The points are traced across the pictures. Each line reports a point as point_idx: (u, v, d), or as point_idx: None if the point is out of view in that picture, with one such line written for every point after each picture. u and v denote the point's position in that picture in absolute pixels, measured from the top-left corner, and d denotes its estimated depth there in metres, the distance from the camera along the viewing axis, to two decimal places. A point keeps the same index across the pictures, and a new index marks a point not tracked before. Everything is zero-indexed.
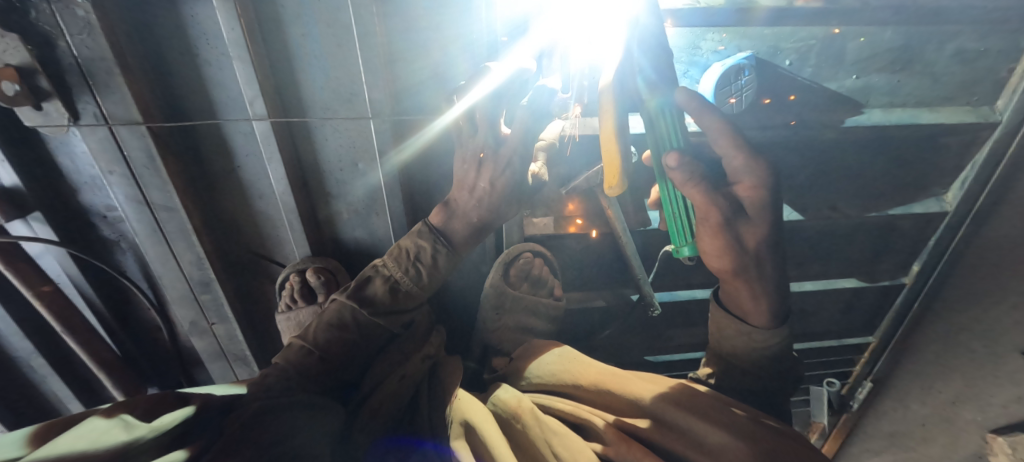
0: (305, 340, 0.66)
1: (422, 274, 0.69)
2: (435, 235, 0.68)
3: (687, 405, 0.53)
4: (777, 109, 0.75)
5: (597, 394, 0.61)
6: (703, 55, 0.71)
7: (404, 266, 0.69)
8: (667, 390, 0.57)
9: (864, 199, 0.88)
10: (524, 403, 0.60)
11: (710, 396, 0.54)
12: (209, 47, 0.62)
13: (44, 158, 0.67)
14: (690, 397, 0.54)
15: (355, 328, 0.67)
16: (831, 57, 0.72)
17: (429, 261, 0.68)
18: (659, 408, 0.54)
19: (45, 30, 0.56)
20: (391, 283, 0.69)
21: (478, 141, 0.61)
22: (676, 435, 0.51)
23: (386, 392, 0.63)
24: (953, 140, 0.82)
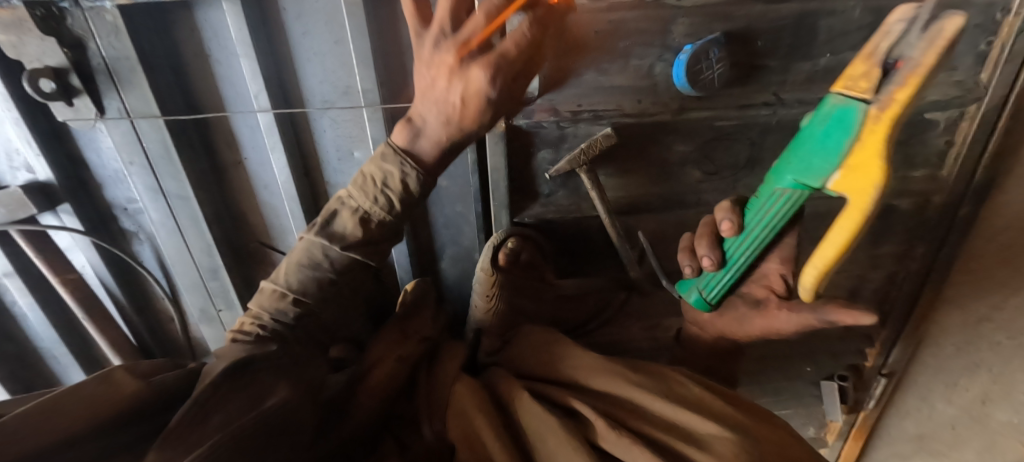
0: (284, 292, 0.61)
1: (394, 202, 0.59)
2: (400, 156, 0.57)
3: (680, 402, 0.55)
4: (755, 88, 0.76)
5: (585, 382, 0.62)
6: (676, 38, 0.72)
7: (372, 195, 0.59)
8: (660, 387, 0.58)
9: None
10: (514, 389, 0.63)
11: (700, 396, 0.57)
12: (219, 47, 0.69)
13: (72, 151, 0.75)
14: (683, 397, 0.57)
15: (328, 267, 0.61)
16: (805, 35, 0.73)
17: (397, 187, 0.58)
18: (654, 402, 0.56)
19: (77, 34, 0.64)
20: (362, 212, 0.60)
21: (452, 46, 0.49)
22: (667, 425, 0.53)
23: (383, 372, 0.64)
24: (941, 116, 0.81)
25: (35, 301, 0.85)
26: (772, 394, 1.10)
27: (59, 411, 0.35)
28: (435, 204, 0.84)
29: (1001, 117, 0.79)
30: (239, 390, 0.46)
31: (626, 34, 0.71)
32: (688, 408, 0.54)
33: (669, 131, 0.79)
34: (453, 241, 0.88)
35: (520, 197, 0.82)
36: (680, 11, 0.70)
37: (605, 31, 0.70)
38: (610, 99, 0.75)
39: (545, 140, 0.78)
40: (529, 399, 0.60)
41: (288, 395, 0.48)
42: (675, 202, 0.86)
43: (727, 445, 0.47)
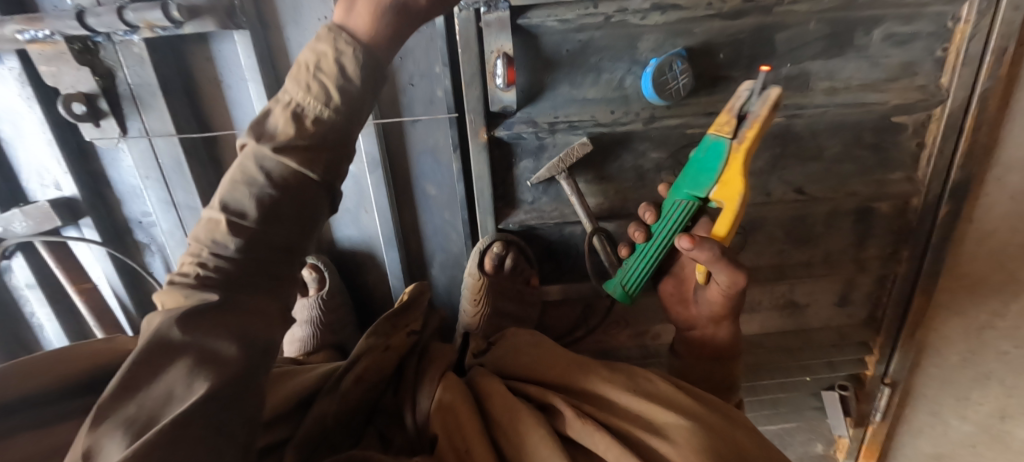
0: (210, 239, 0.50)
1: (331, 90, 0.53)
2: (335, 30, 0.53)
3: (647, 394, 0.57)
4: (721, 97, 0.81)
5: (561, 377, 0.64)
6: (643, 54, 0.79)
7: (304, 85, 0.53)
8: (630, 381, 0.60)
9: (834, 182, 0.87)
10: (492, 383, 0.64)
11: (668, 387, 0.58)
12: (230, 73, 0.78)
13: (96, 169, 0.84)
14: (651, 388, 0.58)
15: (266, 181, 0.51)
16: (763, 47, 0.79)
17: (332, 67, 0.53)
18: (622, 395, 0.57)
19: (108, 65, 0.74)
20: (296, 109, 0.54)
21: None
22: (632, 415, 0.55)
23: (373, 360, 0.67)
24: (908, 119, 0.84)
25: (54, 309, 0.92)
26: (770, 406, 1.09)
27: (35, 374, 0.44)
28: (424, 213, 0.89)
29: (968, 118, 0.81)
30: (205, 338, 0.43)
31: (594, 51, 0.77)
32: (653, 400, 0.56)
33: (642, 138, 0.83)
34: (442, 249, 0.92)
35: (503, 205, 0.86)
36: (643, 29, 0.76)
37: (575, 50, 0.77)
38: (584, 110, 0.81)
39: (524, 152, 0.83)
40: (505, 394, 0.61)
41: (224, 349, 0.43)
42: (653, 207, 0.89)
43: (684, 434, 0.49)
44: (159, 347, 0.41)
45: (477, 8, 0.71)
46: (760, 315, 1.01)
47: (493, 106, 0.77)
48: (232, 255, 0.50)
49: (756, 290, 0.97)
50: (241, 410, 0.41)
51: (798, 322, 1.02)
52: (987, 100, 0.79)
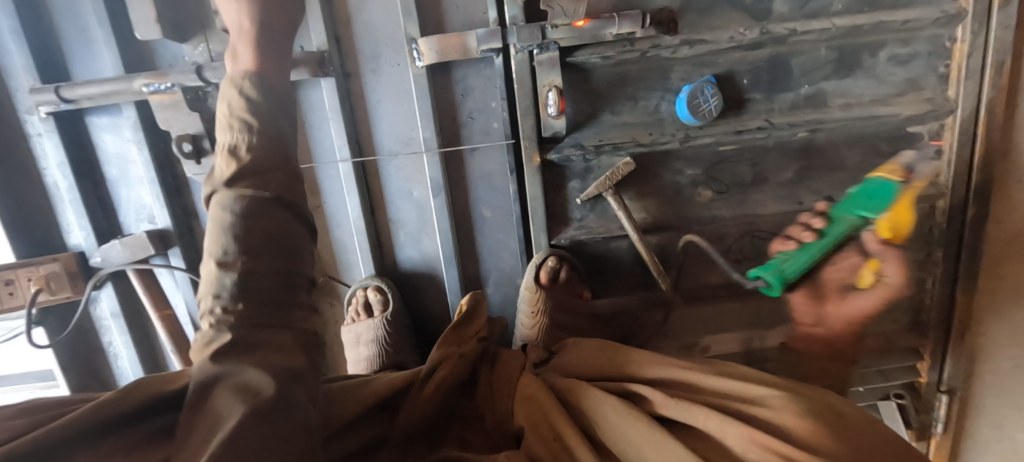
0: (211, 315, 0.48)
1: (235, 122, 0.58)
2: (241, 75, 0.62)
3: (731, 374, 0.53)
4: (748, 116, 0.90)
5: (636, 369, 0.59)
6: (675, 83, 0.89)
7: (224, 124, 0.59)
8: (708, 367, 0.56)
9: (858, 188, 0.95)
10: (564, 379, 0.60)
11: (749, 370, 0.55)
12: (314, 114, 0.89)
13: (188, 204, 0.95)
14: (732, 370, 0.55)
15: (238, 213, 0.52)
16: (781, 71, 0.89)
17: (241, 101, 0.60)
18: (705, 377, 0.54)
19: (213, 110, 0.85)
20: (228, 147, 0.57)
21: None
22: (721, 393, 0.51)
23: (450, 369, 0.60)
24: (921, 129, 0.92)
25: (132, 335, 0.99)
26: None
27: (119, 401, 0.40)
28: (480, 233, 0.96)
29: (977, 125, 0.89)
30: (241, 368, 0.43)
31: (632, 81, 0.88)
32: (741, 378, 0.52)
33: (678, 156, 0.92)
34: (496, 267, 0.98)
35: (554, 222, 0.93)
36: (673, 61, 0.87)
37: (615, 81, 0.88)
38: (625, 133, 0.89)
39: (572, 173, 0.91)
40: (582, 384, 0.57)
41: (257, 376, 0.42)
42: (693, 219, 0.95)
43: (783, 398, 0.46)
44: (204, 384, 0.42)
45: (530, 50, 0.83)
46: (805, 324, 1.03)
47: (545, 132, 0.87)
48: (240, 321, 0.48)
49: (797, 296, 1.02)
50: (297, 421, 0.41)
51: None
52: (993, 107, 0.87)
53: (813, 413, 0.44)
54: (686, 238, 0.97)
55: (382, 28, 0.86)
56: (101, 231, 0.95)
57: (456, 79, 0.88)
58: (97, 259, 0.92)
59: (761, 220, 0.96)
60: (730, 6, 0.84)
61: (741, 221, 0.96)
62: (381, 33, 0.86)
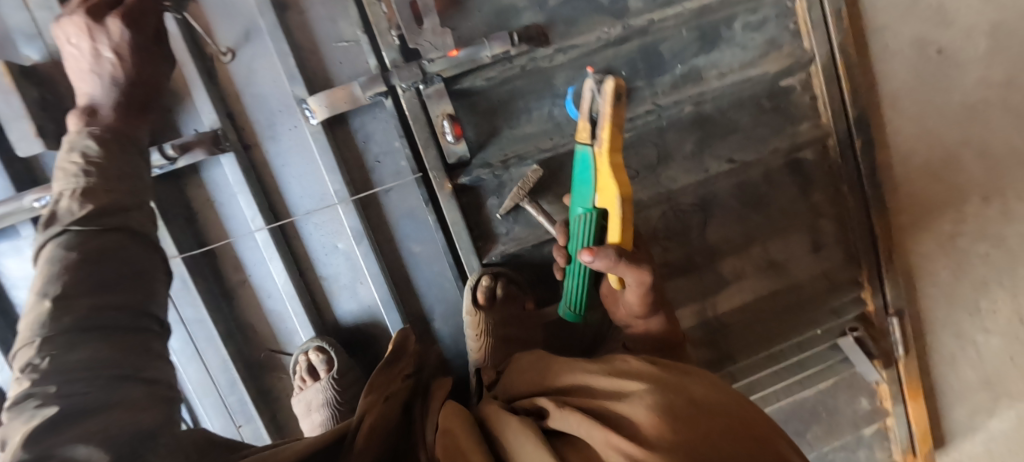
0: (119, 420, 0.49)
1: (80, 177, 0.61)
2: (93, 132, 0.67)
3: (620, 374, 0.56)
4: (636, 103, 0.95)
5: (553, 383, 0.63)
6: (561, 87, 0.94)
7: (66, 179, 0.61)
8: (608, 369, 0.59)
9: (756, 146, 1.00)
10: (490, 406, 0.64)
11: (641, 365, 0.57)
12: (221, 191, 0.89)
13: None
14: (626, 367, 0.58)
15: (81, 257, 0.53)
16: (654, 58, 0.95)
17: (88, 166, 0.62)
18: (600, 380, 0.57)
19: None
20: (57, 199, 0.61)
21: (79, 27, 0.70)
22: (607, 394, 0.54)
23: (376, 416, 0.57)
24: (793, 81, 0.99)
25: None
26: (801, 371, 1.05)
27: None
28: (414, 269, 0.96)
29: (838, 67, 0.97)
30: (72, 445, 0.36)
31: (521, 95, 0.93)
32: (627, 377, 0.55)
33: None
34: (439, 299, 0.97)
35: (482, 242, 0.94)
36: (554, 69, 0.92)
37: (504, 98, 0.92)
38: (527, 143, 0.93)
39: (487, 191, 0.94)
40: (501, 409, 0.60)
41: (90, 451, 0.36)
42: None
43: (642, 394, 0.49)
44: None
45: (416, 87, 0.86)
46: (749, 282, 1.06)
47: (449, 158, 0.89)
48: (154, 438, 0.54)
49: (732, 258, 1.05)
50: None
51: (785, 279, 1.07)
52: (845, 48, 0.95)
53: (664, 408, 0.47)
54: None
55: (273, 96, 0.89)
56: None
57: (355, 128, 0.91)
58: None
59: (678, 194, 1.00)
60: (591, 10, 0.91)
61: (659, 199, 0.99)
62: (273, 101, 0.89)
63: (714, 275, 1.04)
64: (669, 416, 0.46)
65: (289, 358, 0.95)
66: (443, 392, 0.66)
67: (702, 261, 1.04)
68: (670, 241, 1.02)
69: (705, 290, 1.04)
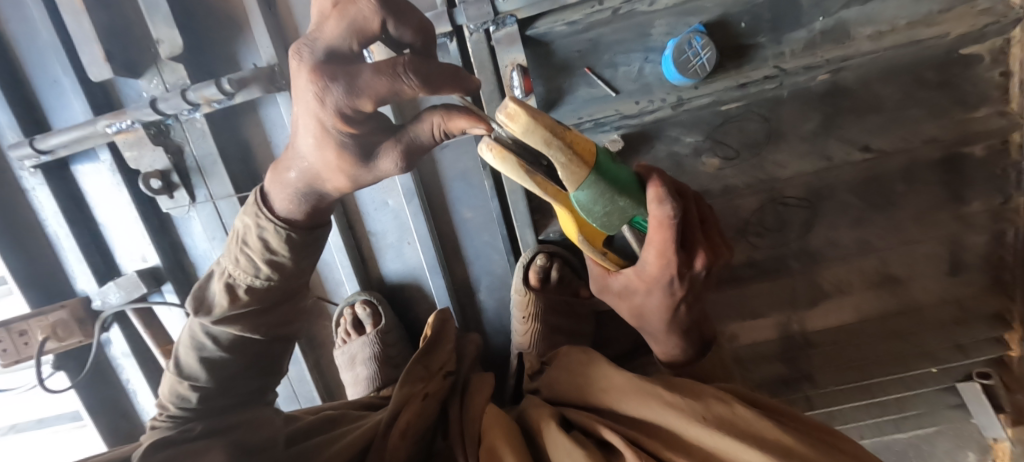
0: (180, 377, 0.55)
1: (259, 264, 0.57)
2: (256, 210, 0.57)
3: (720, 425, 0.43)
4: (752, 66, 0.76)
5: (621, 408, 0.51)
6: (657, 40, 0.77)
7: (235, 257, 0.58)
8: (700, 407, 0.46)
9: (900, 132, 0.78)
10: (542, 416, 0.54)
11: (747, 413, 0.44)
12: (277, 133, 0.86)
13: (174, 239, 0.95)
14: (725, 413, 0.45)
15: (212, 347, 0.57)
16: (787, 6, 0.74)
17: (257, 243, 0.57)
18: (688, 426, 0.45)
19: (178, 142, 0.84)
20: (229, 281, 0.58)
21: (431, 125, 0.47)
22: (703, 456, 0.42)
23: (412, 412, 0.55)
24: (980, 48, 0.73)
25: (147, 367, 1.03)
26: (896, 412, 0.88)
27: None
28: (464, 236, 0.89)
29: None
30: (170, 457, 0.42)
31: (607, 46, 0.77)
32: (735, 437, 0.42)
33: (673, 123, 0.80)
34: (486, 270, 0.91)
35: (540, 215, 0.83)
36: (653, 15, 0.75)
37: (585, 50, 0.77)
38: (606, 106, 0.80)
39: None
40: (555, 430, 0.50)
41: None
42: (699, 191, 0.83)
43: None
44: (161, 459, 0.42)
45: (486, 29, 0.75)
46: (853, 300, 0.87)
47: None
48: (195, 405, 0.54)
49: (839, 268, 0.86)
50: None
51: (902, 301, 0.87)
52: None
53: None
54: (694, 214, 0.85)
55: None
56: (99, 273, 0.97)
57: None
58: (97, 302, 0.95)
59: (784, 184, 0.82)
60: None
61: (758, 189, 0.82)
62: None
63: (810, 285, 0.87)
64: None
65: (334, 307, 0.96)
66: (483, 390, 0.62)
67: (799, 268, 0.86)
68: (762, 239, 0.85)
69: (795, 301, 0.88)
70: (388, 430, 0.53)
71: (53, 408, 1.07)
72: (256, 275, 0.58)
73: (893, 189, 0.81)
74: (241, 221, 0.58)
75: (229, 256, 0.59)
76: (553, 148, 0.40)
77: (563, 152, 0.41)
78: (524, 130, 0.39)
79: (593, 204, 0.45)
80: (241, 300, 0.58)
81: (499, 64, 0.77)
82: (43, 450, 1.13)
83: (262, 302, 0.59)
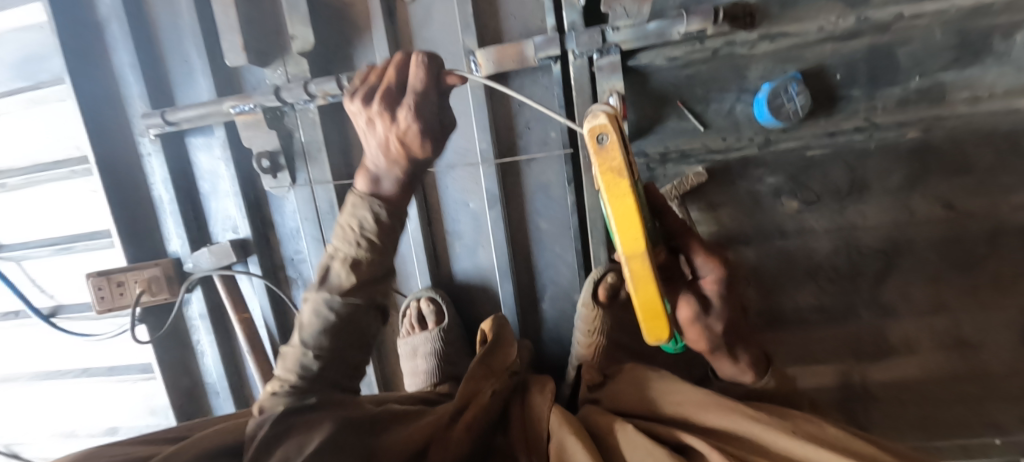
0: (306, 349, 0.62)
1: (371, 242, 0.62)
2: (365, 197, 0.62)
3: (806, 435, 0.47)
4: (844, 116, 0.79)
5: (695, 423, 0.53)
6: (752, 82, 0.81)
7: (352, 242, 0.62)
8: (783, 422, 0.50)
9: (990, 195, 0.79)
10: (613, 422, 0.56)
11: (828, 429, 0.49)
12: None
13: (264, 216, 1.02)
14: (805, 428, 0.49)
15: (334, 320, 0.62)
16: (884, 63, 0.77)
17: (372, 226, 0.62)
18: (776, 437, 0.48)
19: (290, 127, 0.91)
20: (349, 260, 0.62)
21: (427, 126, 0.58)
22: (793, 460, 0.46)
23: (479, 407, 0.60)
24: None
25: (219, 332, 1.10)
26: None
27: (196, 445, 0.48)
28: (537, 246, 0.92)
29: None
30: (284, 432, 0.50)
31: (702, 83, 0.81)
32: (822, 446, 0.46)
33: (756, 163, 0.83)
34: (553, 282, 0.94)
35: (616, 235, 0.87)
36: (751, 59, 0.79)
37: (682, 83, 0.82)
38: (694, 140, 0.83)
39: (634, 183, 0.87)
40: (630, 435, 0.52)
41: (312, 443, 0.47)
42: (774, 231, 0.86)
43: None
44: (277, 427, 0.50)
45: (591, 56, 0.79)
46: (920, 359, 0.86)
47: None
48: (313, 374, 0.62)
49: (908, 324, 0.86)
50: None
51: (974, 366, 0.85)
52: None
53: None
54: (767, 252, 0.87)
55: (441, 43, 0.88)
56: (193, 239, 1.05)
57: (514, 88, 0.87)
58: (190, 265, 1.03)
59: (861, 233, 0.83)
60: None
61: (834, 234, 0.84)
62: (440, 48, 0.88)
63: (877, 338, 0.87)
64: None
65: (403, 299, 1.01)
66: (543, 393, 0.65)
67: (868, 319, 0.87)
68: (833, 285, 0.86)
69: (860, 351, 0.88)
70: (453, 425, 0.57)
71: (127, 357, 1.15)
72: (358, 247, 0.62)
73: (977, 252, 0.81)
74: (349, 214, 0.63)
75: (341, 238, 0.63)
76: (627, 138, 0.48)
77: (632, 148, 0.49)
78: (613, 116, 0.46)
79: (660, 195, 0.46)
80: (361, 271, 0.62)
81: (599, 90, 0.80)
82: (109, 396, 1.21)
83: (371, 273, 0.63)
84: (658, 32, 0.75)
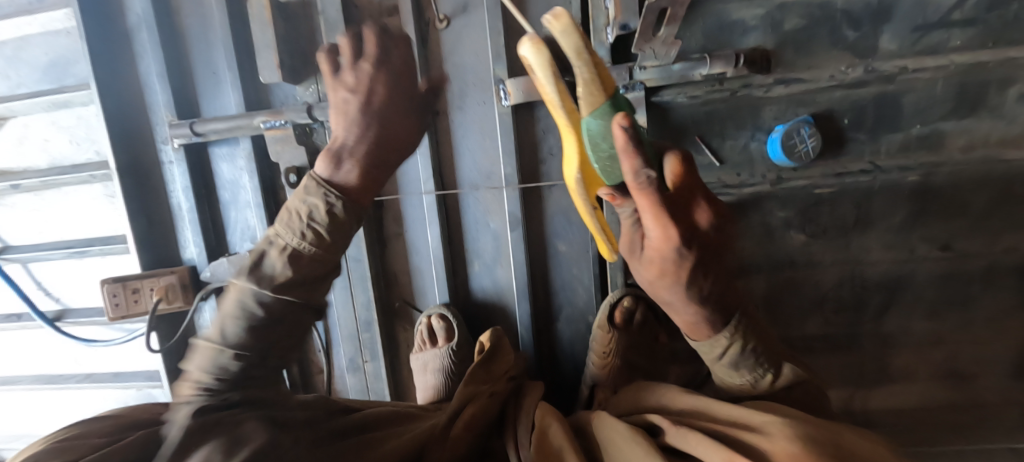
0: (223, 347, 0.55)
1: (313, 234, 0.60)
2: (324, 189, 0.62)
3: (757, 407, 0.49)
4: (850, 158, 0.85)
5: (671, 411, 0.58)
6: (767, 121, 0.86)
7: (296, 230, 0.60)
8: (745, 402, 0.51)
9: (985, 234, 0.85)
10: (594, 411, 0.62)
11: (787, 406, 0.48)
12: None
13: None
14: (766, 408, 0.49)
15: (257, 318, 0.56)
16: (890, 110, 0.83)
17: (322, 218, 0.61)
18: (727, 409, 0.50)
19: (318, 144, 0.93)
20: (290, 249, 0.59)
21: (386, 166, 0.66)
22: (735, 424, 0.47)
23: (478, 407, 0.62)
24: None
25: None
26: None
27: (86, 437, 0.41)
28: (555, 268, 0.95)
29: None
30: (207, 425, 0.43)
31: (720, 120, 0.86)
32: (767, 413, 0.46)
33: (769, 198, 0.88)
34: (569, 303, 0.96)
35: None
36: (767, 100, 0.84)
37: (701, 119, 0.86)
38: (710, 173, 0.88)
39: None
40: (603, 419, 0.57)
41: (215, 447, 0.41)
42: (784, 261, 0.90)
43: (792, 431, 0.40)
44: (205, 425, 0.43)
45: (617, 90, 0.83)
46: (916, 386, 0.92)
47: None
48: (233, 374, 0.55)
49: (908, 355, 0.91)
50: None
51: (966, 395, 0.91)
52: None
53: (810, 443, 0.38)
54: (776, 282, 0.91)
55: (470, 69, 0.91)
56: (211, 248, 1.05)
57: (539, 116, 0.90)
58: (208, 274, 1.03)
59: (865, 267, 0.89)
60: (832, 44, 0.82)
61: (840, 267, 0.89)
62: (469, 73, 0.91)
63: (877, 366, 0.92)
64: (822, 454, 0.36)
65: (418, 314, 1.02)
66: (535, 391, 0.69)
67: (869, 348, 0.92)
68: (837, 314, 0.91)
69: (861, 377, 0.93)
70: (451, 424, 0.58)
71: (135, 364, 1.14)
72: (302, 238, 0.59)
73: (970, 288, 0.87)
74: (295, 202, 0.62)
75: (279, 224, 0.61)
76: (579, 61, 0.46)
77: (589, 68, 0.46)
78: (561, 33, 0.45)
79: (601, 137, 0.47)
80: (302, 262, 0.59)
81: None
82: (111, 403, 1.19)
83: (313, 267, 0.60)
84: (681, 73, 0.80)
